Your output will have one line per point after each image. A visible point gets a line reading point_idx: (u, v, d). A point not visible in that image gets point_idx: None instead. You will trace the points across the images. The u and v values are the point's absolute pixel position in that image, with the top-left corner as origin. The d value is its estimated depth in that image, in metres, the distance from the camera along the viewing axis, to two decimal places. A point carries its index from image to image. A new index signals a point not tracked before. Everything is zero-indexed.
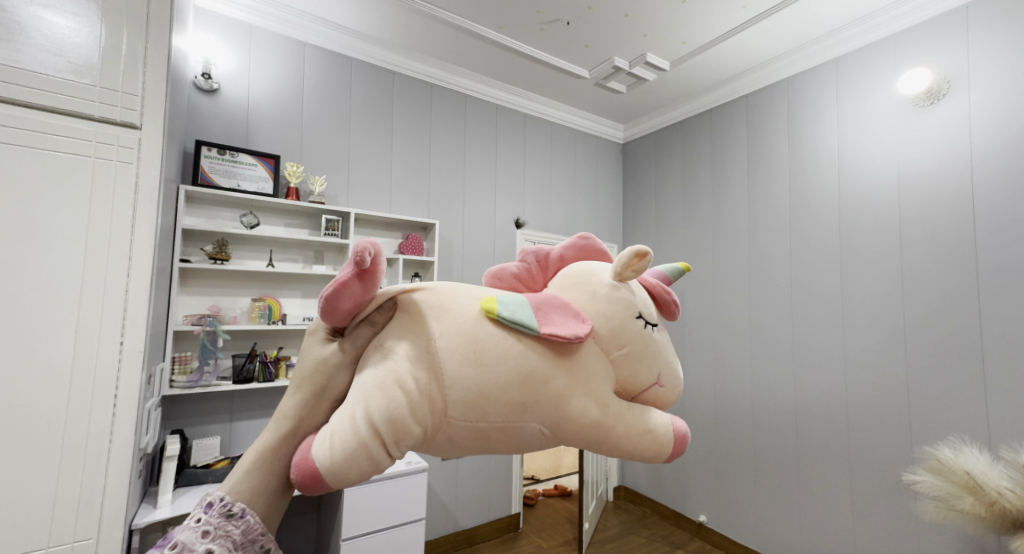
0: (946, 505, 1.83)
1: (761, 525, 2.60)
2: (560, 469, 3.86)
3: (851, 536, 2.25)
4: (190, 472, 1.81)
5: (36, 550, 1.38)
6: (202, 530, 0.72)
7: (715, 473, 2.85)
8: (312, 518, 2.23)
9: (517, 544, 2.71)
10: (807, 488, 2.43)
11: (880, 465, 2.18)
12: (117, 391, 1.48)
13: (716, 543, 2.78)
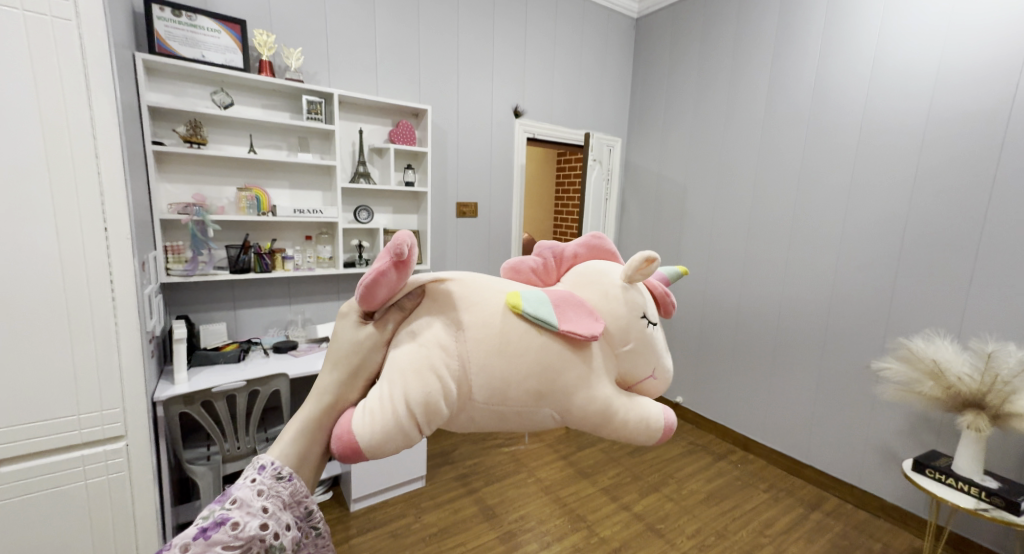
0: (906, 387, 1.99)
1: (732, 406, 2.90)
2: None
3: (811, 417, 2.52)
4: (201, 354, 1.90)
5: (68, 415, 1.49)
6: (256, 489, 0.76)
7: (696, 359, 3.08)
8: None
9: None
10: (778, 377, 2.64)
11: (849, 362, 2.35)
12: (113, 276, 1.49)
13: (689, 419, 3.15)
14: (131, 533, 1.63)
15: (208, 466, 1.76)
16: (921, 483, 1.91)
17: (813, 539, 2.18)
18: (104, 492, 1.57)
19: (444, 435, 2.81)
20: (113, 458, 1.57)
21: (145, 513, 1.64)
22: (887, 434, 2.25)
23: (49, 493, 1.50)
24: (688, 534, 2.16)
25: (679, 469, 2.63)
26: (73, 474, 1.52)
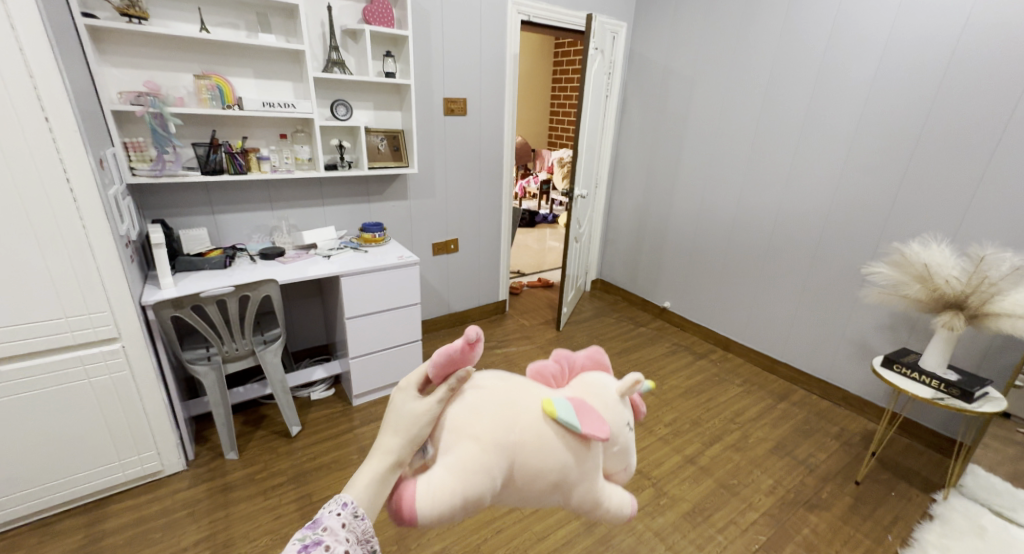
0: (891, 291, 2.01)
1: (716, 308, 3.00)
2: (544, 264, 4.25)
3: (790, 317, 2.64)
4: (185, 261, 1.84)
5: (55, 317, 1.48)
6: (341, 521, 0.76)
7: (686, 266, 3.11)
8: (317, 300, 2.42)
9: (503, 322, 3.13)
10: (767, 284, 2.70)
11: (836, 271, 2.39)
12: (67, 173, 1.38)
13: (675, 323, 3.28)
14: (145, 425, 1.71)
15: (211, 365, 1.79)
16: (886, 376, 2.01)
17: (778, 425, 2.43)
18: (110, 389, 1.61)
19: (438, 337, 2.90)
20: (112, 359, 1.59)
21: (154, 407, 1.70)
22: (863, 336, 2.36)
23: (54, 392, 1.53)
24: (667, 422, 2.43)
25: (662, 368, 2.84)
26: (74, 373, 1.55)
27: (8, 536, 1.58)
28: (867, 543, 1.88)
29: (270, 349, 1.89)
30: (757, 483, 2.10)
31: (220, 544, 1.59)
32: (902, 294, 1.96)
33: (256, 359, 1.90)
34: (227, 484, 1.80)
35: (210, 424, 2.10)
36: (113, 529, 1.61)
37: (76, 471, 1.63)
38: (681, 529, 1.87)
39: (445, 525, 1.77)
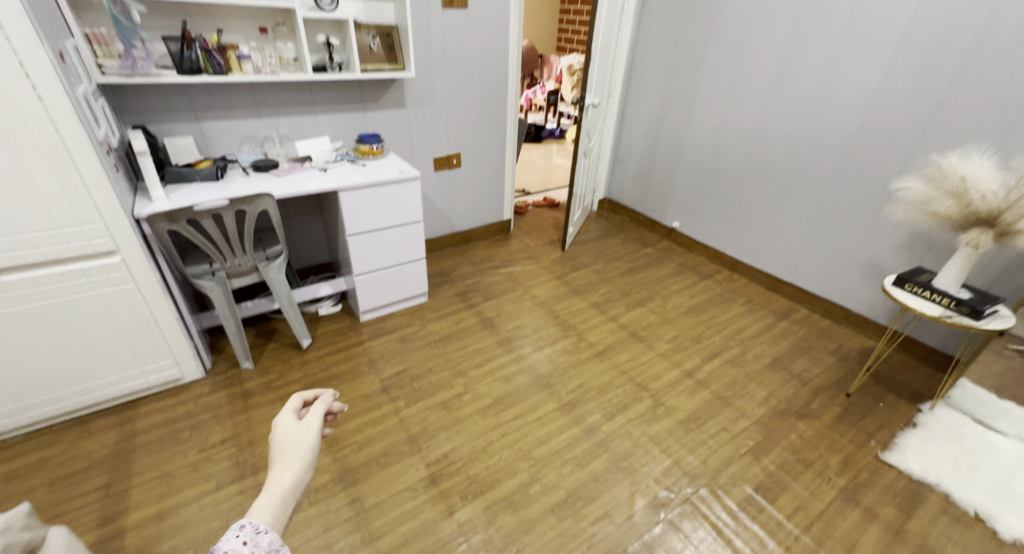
0: (919, 206, 1.92)
1: (726, 230, 2.93)
2: (549, 183, 4.11)
3: (802, 240, 2.58)
4: (175, 172, 1.75)
5: (48, 229, 1.44)
6: (242, 540, 0.70)
7: (699, 185, 2.98)
8: (318, 219, 2.36)
9: (508, 242, 3.11)
10: (780, 206, 2.60)
11: (856, 193, 2.29)
12: (27, 70, 1.27)
13: (683, 245, 3.22)
14: (159, 337, 1.74)
15: (215, 280, 1.78)
16: (895, 296, 1.97)
17: (776, 342, 2.47)
18: (118, 302, 1.62)
19: (442, 257, 2.88)
20: (113, 272, 1.58)
21: (165, 318, 1.72)
22: (876, 256, 2.31)
23: (62, 304, 1.54)
24: (667, 338, 2.46)
25: (666, 288, 2.84)
26: (80, 285, 1.55)
27: (43, 434, 1.67)
28: (850, 447, 1.98)
29: (273, 265, 1.87)
30: (751, 395, 2.17)
31: (244, 442, 1.68)
32: (931, 209, 1.87)
33: (260, 276, 1.88)
34: (246, 390, 1.88)
35: (222, 336, 2.15)
36: (143, 428, 1.71)
37: (99, 378, 1.69)
38: (676, 436, 1.96)
39: (453, 430, 1.85)
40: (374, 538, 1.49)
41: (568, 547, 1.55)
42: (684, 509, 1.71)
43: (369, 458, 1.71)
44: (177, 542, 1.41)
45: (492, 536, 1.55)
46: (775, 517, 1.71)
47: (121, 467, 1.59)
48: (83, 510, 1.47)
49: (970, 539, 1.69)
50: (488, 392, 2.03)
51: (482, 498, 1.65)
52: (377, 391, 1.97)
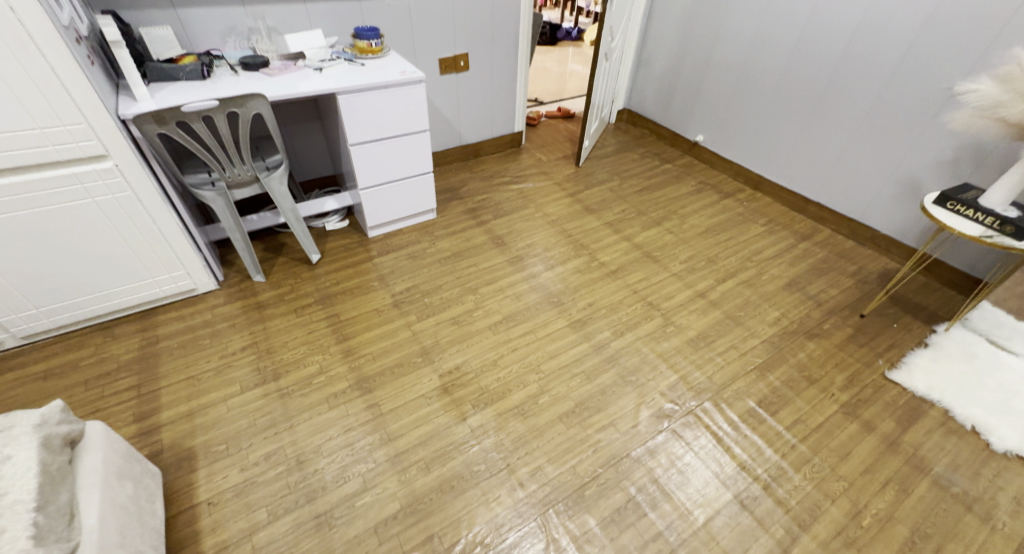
0: (984, 111, 1.76)
1: (755, 141, 2.80)
2: (564, 92, 3.90)
3: (839, 153, 2.45)
4: (157, 69, 1.70)
5: (30, 129, 1.40)
6: None
7: (732, 99, 2.81)
8: (317, 127, 2.30)
9: (519, 158, 3.04)
10: (818, 120, 2.47)
11: (909, 101, 2.14)
12: None
13: (704, 161, 3.14)
14: (166, 246, 1.77)
15: (217, 191, 1.76)
16: (935, 214, 1.87)
17: (795, 264, 2.44)
18: (118, 209, 1.63)
19: (451, 173, 2.85)
20: (108, 178, 1.57)
21: (169, 229, 1.74)
22: (915, 172, 2.21)
23: (60, 210, 1.54)
24: (682, 259, 2.43)
25: (684, 207, 2.77)
26: (75, 192, 1.54)
27: (70, 337, 1.78)
28: (858, 366, 2.00)
29: (274, 176, 1.85)
30: (763, 315, 2.18)
31: (262, 351, 1.79)
32: (998, 114, 1.71)
33: (262, 187, 1.86)
34: (260, 302, 1.96)
35: (231, 249, 2.19)
36: (166, 334, 1.82)
37: (113, 287, 1.76)
38: (684, 353, 2.00)
39: (463, 343, 1.92)
40: (392, 439, 1.60)
41: (574, 451, 1.65)
42: (687, 420, 1.78)
43: (383, 368, 1.80)
44: (211, 437, 1.54)
45: (503, 440, 1.65)
46: (774, 428, 1.78)
47: (149, 369, 1.70)
48: (119, 405, 1.60)
49: (962, 450, 1.75)
50: (499, 309, 2.07)
51: (493, 407, 1.74)
52: (389, 306, 2.02)
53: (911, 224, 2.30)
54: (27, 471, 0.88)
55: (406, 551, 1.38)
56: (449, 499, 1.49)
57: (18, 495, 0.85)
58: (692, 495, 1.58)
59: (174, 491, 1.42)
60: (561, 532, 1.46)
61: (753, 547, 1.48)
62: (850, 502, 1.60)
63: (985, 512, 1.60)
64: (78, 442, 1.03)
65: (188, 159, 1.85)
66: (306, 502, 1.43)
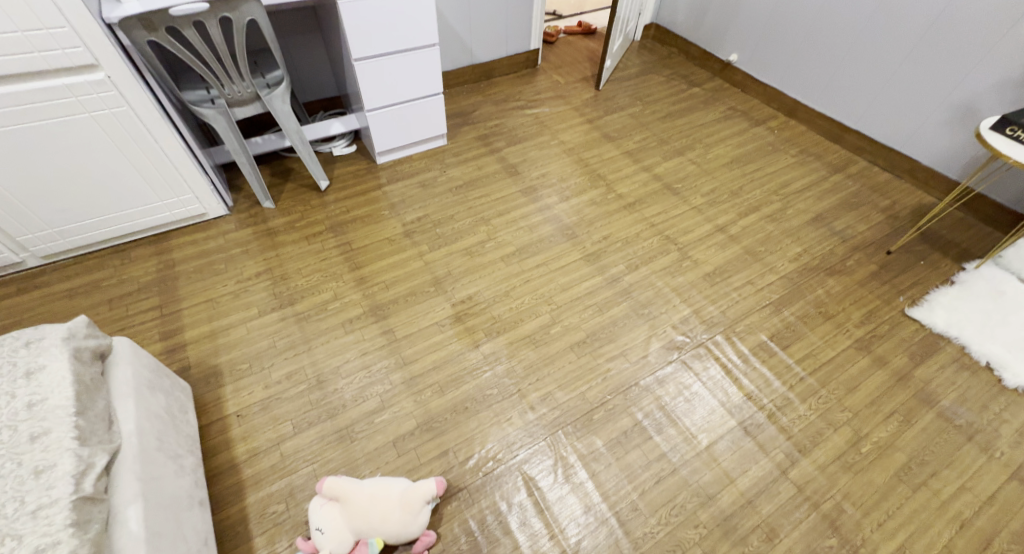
0: None
1: (794, 62, 2.63)
2: (586, 6, 3.64)
3: (888, 74, 2.29)
4: None
5: (11, 32, 1.34)
6: None
7: (775, 15, 2.62)
8: (318, 41, 2.21)
9: (534, 81, 2.90)
10: (868, 41, 2.30)
11: (971, 19, 1.96)
12: None
13: (735, 84, 2.99)
14: (171, 166, 1.77)
15: (217, 109, 1.72)
16: (990, 141, 1.73)
17: (822, 198, 2.34)
18: (116, 125, 1.61)
19: (461, 96, 2.76)
20: (103, 91, 1.53)
21: (172, 149, 1.73)
22: (971, 94, 2.05)
23: (57, 124, 1.52)
24: (703, 192, 2.36)
25: (709, 136, 2.65)
26: (70, 105, 1.51)
27: (89, 258, 1.84)
28: (878, 302, 1.97)
29: (275, 94, 1.80)
30: (784, 250, 2.13)
31: (277, 277, 1.85)
32: None
33: (263, 106, 1.82)
34: (271, 229, 2.00)
35: (238, 174, 2.20)
36: (182, 259, 1.87)
37: (124, 208, 1.78)
38: (699, 288, 1.99)
39: (476, 274, 1.94)
40: (406, 363, 1.67)
41: (584, 378, 1.70)
42: (697, 352, 1.80)
43: (397, 296, 1.84)
44: (234, 357, 1.63)
45: (515, 366, 1.71)
46: (784, 361, 1.79)
47: (169, 291, 1.78)
48: (143, 324, 1.69)
49: (972, 385, 1.75)
50: (511, 240, 2.07)
51: (505, 335, 1.78)
52: (401, 236, 2.03)
53: (960, 152, 2.18)
54: (62, 380, 0.95)
55: (421, 463, 1.48)
56: (462, 419, 1.57)
57: (57, 401, 0.93)
58: (697, 422, 1.64)
59: (204, 403, 1.53)
60: (569, 451, 1.54)
61: (752, 469, 1.55)
62: (852, 432, 1.63)
63: (986, 442, 1.62)
64: (108, 355, 1.11)
65: (185, 73, 1.80)
66: (328, 418, 1.53)
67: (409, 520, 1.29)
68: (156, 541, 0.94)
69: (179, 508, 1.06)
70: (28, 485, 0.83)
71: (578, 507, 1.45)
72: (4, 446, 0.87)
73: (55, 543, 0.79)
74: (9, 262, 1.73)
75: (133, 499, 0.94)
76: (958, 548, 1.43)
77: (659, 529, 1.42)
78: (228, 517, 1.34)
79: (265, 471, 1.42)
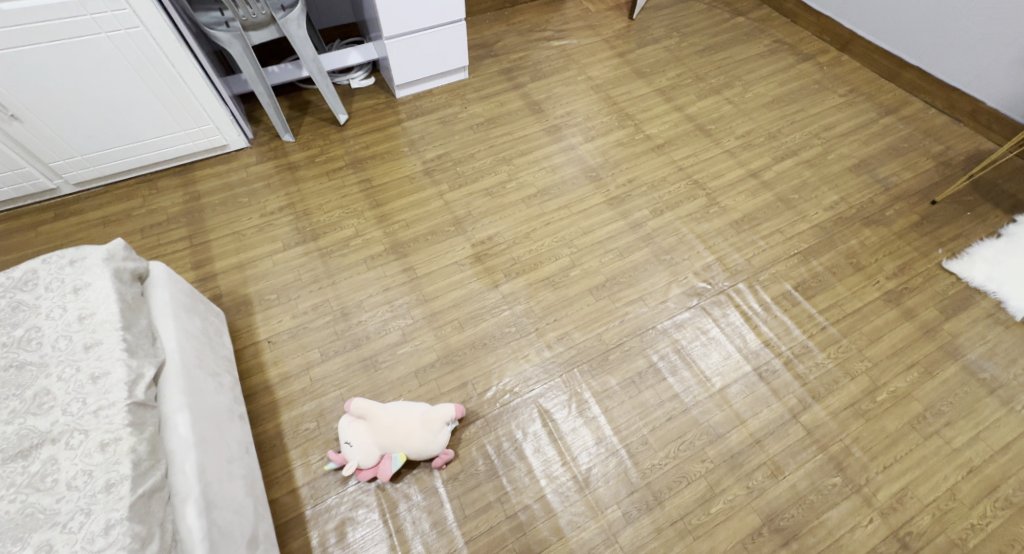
0: None
1: None
2: None
3: (961, 5, 2.07)
4: None
5: None
6: None
7: None
8: None
9: (563, 9, 2.76)
10: None
11: None
12: None
13: (784, 13, 2.78)
14: (190, 93, 1.79)
15: (231, 33, 1.71)
16: None
17: (868, 143, 2.22)
18: (133, 47, 1.61)
19: (484, 25, 2.65)
20: (117, 10, 1.52)
21: (189, 74, 1.74)
22: None
23: (76, 45, 1.53)
24: (737, 134, 2.25)
25: (750, 73, 2.49)
26: (86, 24, 1.51)
27: (119, 188, 1.92)
28: (914, 254, 1.90)
29: (291, 18, 1.77)
30: (819, 199, 2.05)
31: (300, 212, 1.90)
32: None
33: (279, 30, 1.79)
34: (292, 163, 2.03)
35: (259, 106, 2.21)
36: (208, 192, 1.93)
37: (147, 136, 1.83)
38: (725, 235, 1.95)
39: (497, 214, 1.95)
40: (427, 300, 1.73)
41: (601, 320, 1.73)
42: (718, 299, 1.80)
43: (418, 235, 1.87)
44: (263, 287, 1.72)
45: (533, 307, 1.74)
46: (807, 310, 1.78)
47: (198, 223, 1.85)
48: (176, 253, 1.77)
49: (1002, 340, 1.71)
50: (533, 181, 2.05)
51: (525, 276, 1.81)
52: (421, 174, 2.04)
53: None
54: (107, 297, 1.03)
55: (442, 392, 1.56)
56: (480, 354, 1.64)
57: (105, 316, 1.01)
58: (711, 365, 1.66)
59: (237, 329, 1.63)
60: (583, 389, 1.60)
61: (763, 412, 1.58)
62: (869, 381, 1.63)
63: (1009, 396, 1.60)
64: (146, 278, 1.18)
65: None
66: (352, 347, 1.61)
67: (429, 438, 1.39)
68: (202, 445, 1.04)
69: (221, 419, 1.16)
70: (88, 388, 0.93)
71: (590, 438, 1.52)
72: (63, 353, 0.96)
73: (117, 439, 0.89)
74: (45, 188, 1.82)
75: (180, 408, 1.03)
76: (963, 492, 1.45)
77: (666, 462, 1.49)
78: (264, 431, 1.46)
79: (296, 393, 1.53)
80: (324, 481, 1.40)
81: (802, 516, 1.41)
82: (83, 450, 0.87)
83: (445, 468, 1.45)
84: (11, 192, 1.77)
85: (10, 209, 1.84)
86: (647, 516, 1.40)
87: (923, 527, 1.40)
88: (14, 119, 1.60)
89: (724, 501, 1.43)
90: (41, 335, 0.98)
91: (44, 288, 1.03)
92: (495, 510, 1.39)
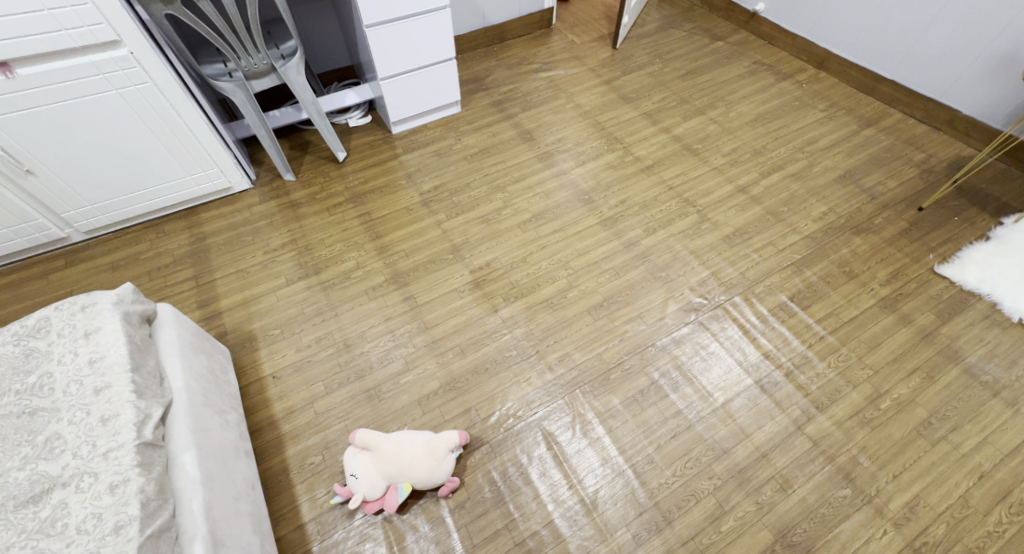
0: None
1: (827, 10, 2.53)
2: None
3: (929, 20, 2.17)
4: None
5: (37, 10, 1.39)
6: None
7: None
8: (329, 9, 2.23)
9: (548, 42, 2.87)
10: None
11: None
12: None
13: (762, 36, 2.89)
14: (195, 141, 1.84)
15: (234, 83, 1.78)
16: None
17: (851, 155, 2.28)
18: (142, 101, 1.67)
19: (473, 60, 2.75)
20: (127, 68, 1.59)
21: (194, 123, 1.80)
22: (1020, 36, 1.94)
23: (88, 102, 1.59)
24: (723, 152, 2.32)
25: (733, 93, 2.58)
26: (97, 82, 1.57)
27: (127, 233, 1.96)
28: (906, 260, 1.93)
29: (290, 65, 1.84)
30: (808, 210, 2.09)
31: (301, 247, 1.93)
32: None
33: (279, 77, 1.86)
34: (292, 201, 2.07)
35: (259, 148, 2.27)
36: (212, 232, 1.97)
37: (154, 183, 1.88)
38: (718, 250, 1.99)
39: (494, 241, 1.99)
40: (429, 328, 1.75)
41: (601, 340, 1.75)
42: (715, 313, 1.82)
43: (417, 264, 1.90)
44: (266, 323, 1.74)
45: (533, 329, 1.76)
46: (804, 321, 1.80)
47: (203, 263, 1.88)
48: (181, 294, 1.80)
49: (1002, 341, 1.73)
50: (528, 207, 2.10)
51: (524, 300, 1.83)
52: (419, 205, 2.08)
53: (1006, 99, 2.08)
54: (117, 340, 1.06)
55: (446, 419, 1.56)
56: (483, 380, 1.64)
57: (114, 358, 1.03)
58: (713, 380, 1.67)
59: (242, 365, 1.64)
60: (586, 409, 1.61)
61: (768, 425, 1.58)
62: (872, 389, 1.64)
63: (1014, 398, 1.61)
64: (154, 319, 1.21)
65: (203, 47, 1.85)
66: (356, 379, 1.63)
67: (434, 465, 1.39)
68: (209, 483, 1.04)
69: (227, 456, 1.16)
70: (97, 431, 0.94)
71: (596, 460, 1.52)
72: (74, 397, 0.98)
73: (126, 480, 0.90)
74: (56, 238, 1.86)
75: (187, 447, 1.04)
76: (976, 499, 1.45)
77: (674, 480, 1.48)
78: (270, 467, 1.46)
79: (301, 427, 1.53)
80: (330, 516, 1.39)
81: (814, 530, 1.40)
82: (93, 493, 0.88)
83: (452, 497, 1.44)
84: (23, 243, 1.81)
85: (22, 259, 1.87)
86: (657, 536, 1.39)
87: (938, 537, 1.39)
88: (29, 174, 1.65)
89: (735, 517, 1.42)
90: (53, 381, 1.00)
91: (56, 334, 1.05)
92: (503, 537, 1.38)
